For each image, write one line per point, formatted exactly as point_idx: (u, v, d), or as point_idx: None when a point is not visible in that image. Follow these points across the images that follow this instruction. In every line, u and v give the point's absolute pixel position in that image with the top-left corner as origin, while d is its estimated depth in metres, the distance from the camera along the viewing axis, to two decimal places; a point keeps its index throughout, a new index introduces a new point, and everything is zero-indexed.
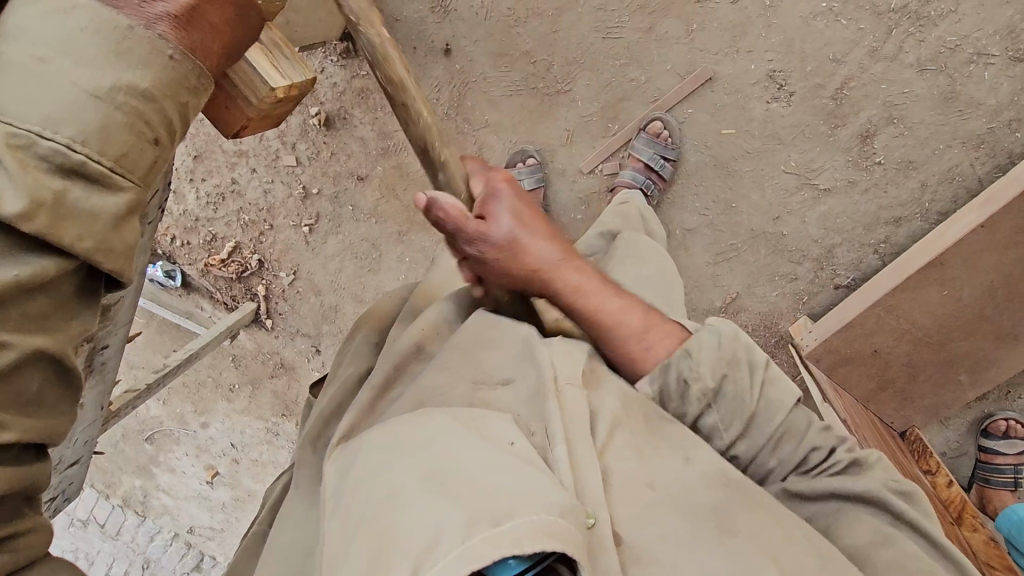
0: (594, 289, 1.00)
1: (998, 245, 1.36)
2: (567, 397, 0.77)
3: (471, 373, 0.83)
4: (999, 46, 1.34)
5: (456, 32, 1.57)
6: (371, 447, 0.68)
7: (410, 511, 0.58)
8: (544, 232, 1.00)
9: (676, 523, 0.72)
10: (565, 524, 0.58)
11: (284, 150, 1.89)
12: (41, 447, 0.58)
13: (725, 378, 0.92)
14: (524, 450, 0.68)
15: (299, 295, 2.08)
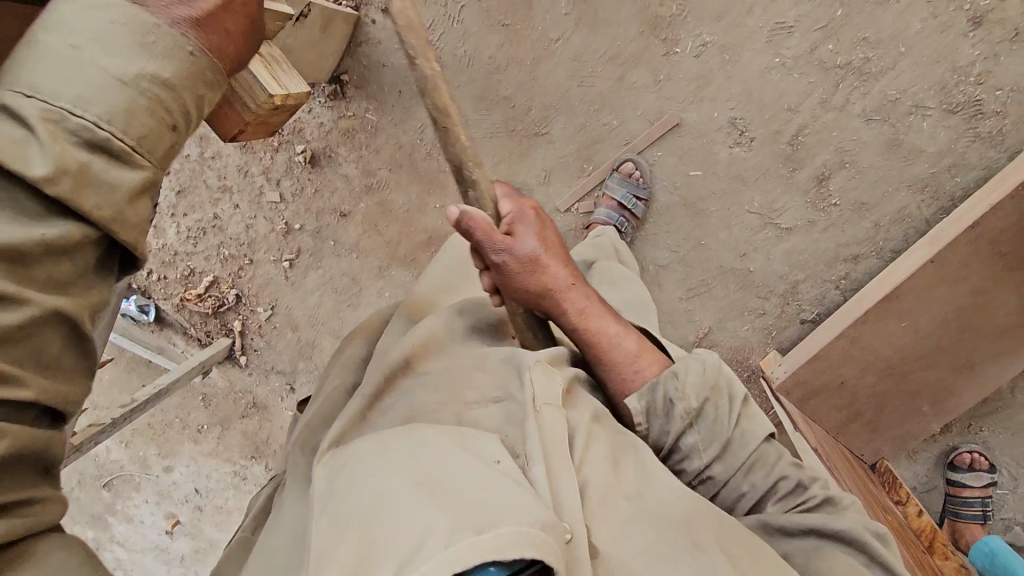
0: (602, 315, 1.04)
1: (947, 279, 1.45)
2: (546, 416, 0.76)
3: (461, 396, 0.84)
4: (934, 100, 1.43)
5: (439, 77, 1.65)
6: (359, 456, 0.68)
7: (393, 517, 0.58)
8: (563, 257, 1.05)
9: (652, 538, 0.73)
10: (547, 540, 0.57)
11: (267, 187, 1.92)
12: (56, 417, 0.61)
13: (708, 400, 0.95)
14: (510, 468, 0.67)
15: (276, 331, 2.08)
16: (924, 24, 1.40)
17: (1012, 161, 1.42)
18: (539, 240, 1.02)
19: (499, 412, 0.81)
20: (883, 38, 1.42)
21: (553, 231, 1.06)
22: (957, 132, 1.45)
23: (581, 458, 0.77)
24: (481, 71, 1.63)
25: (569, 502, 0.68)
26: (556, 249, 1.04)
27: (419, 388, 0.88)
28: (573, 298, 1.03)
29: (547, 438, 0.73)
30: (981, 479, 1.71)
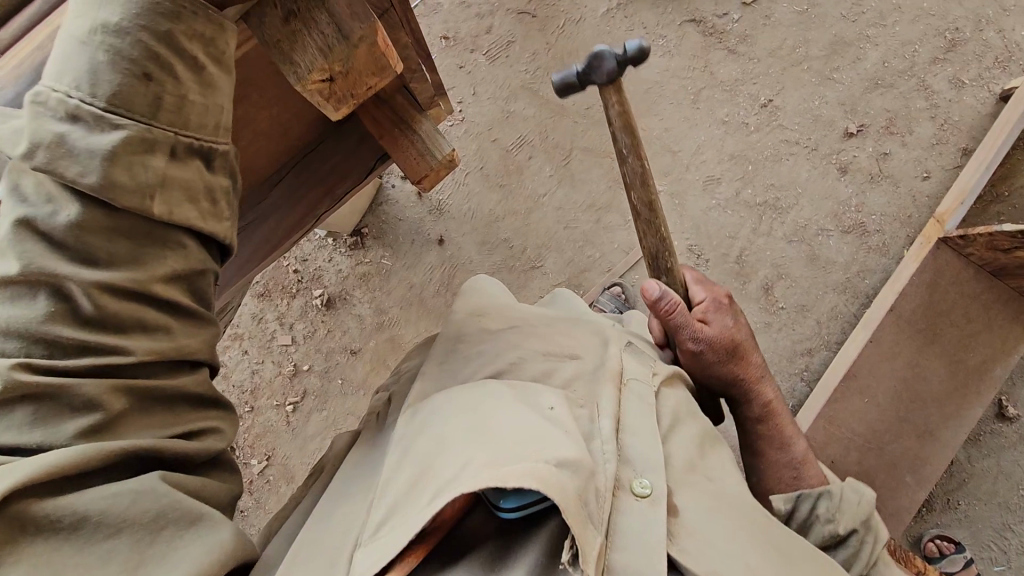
0: (785, 411, 1.16)
1: (886, 355, 1.73)
2: (631, 389, 0.91)
3: (546, 347, 0.98)
4: (833, 224, 1.88)
5: (448, 228, 1.99)
6: (436, 402, 0.85)
7: (449, 455, 0.74)
8: (755, 350, 1.15)
9: (728, 522, 0.82)
10: (558, 484, 0.68)
11: (280, 331, 2.04)
12: (197, 363, 0.69)
13: (858, 533, 1.02)
14: (559, 414, 0.82)
15: (269, 485, 1.98)
16: (810, 173, 1.88)
17: (900, 262, 1.81)
18: (736, 332, 1.11)
19: (577, 367, 0.95)
20: (785, 183, 1.89)
21: (745, 328, 1.14)
22: (854, 247, 1.87)
23: (669, 434, 0.90)
24: (483, 222, 1.97)
25: (646, 459, 0.83)
26: (749, 346, 1.13)
27: (501, 342, 0.98)
28: (762, 388, 1.14)
29: (631, 407, 0.88)
30: (956, 563, 1.83)
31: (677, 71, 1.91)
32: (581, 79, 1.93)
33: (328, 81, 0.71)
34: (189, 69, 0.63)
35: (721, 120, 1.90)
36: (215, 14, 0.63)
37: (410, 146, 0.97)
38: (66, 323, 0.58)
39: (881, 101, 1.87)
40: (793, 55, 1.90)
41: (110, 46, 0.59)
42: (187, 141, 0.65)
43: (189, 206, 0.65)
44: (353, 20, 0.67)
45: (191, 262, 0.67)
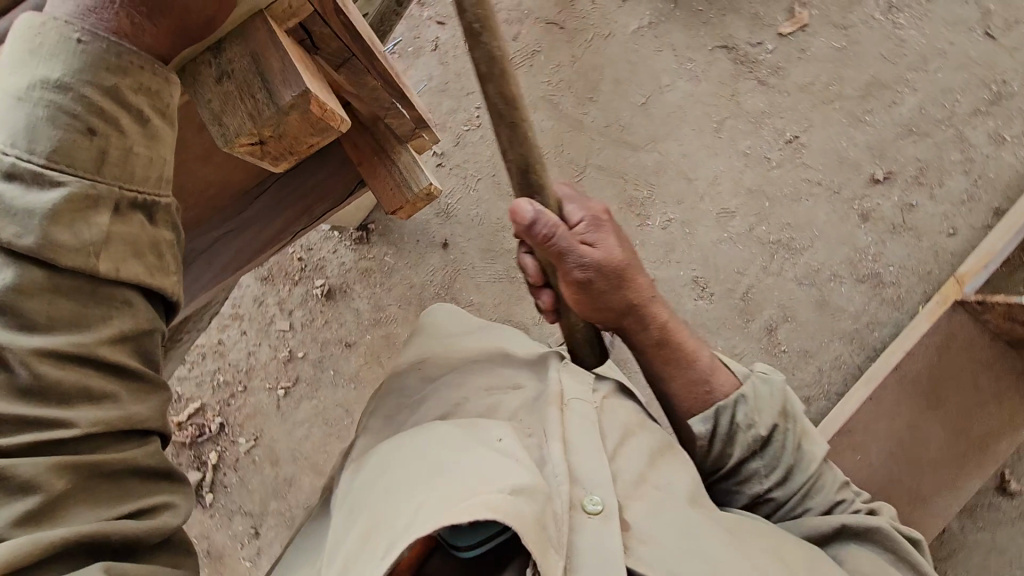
0: (679, 329, 1.16)
1: (886, 415, 1.63)
2: (573, 407, 0.97)
3: (486, 380, 1.08)
4: (848, 271, 1.80)
5: (454, 232, 1.98)
6: (388, 446, 0.90)
7: (406, 497, 0.79)
8: (641, 270, 1.11)
9: (675, 515, 0.91)
10: (516, 508, 0.76)
11: (279, 316, 2.06)
12: (145, 433, 0.76)
13: (776, 429, 1.11)
14: (507, 446, 0.86)
15: (253, 465, 2.01)
16: (829, 216, 1.82)
17: (912, 320, 1.74)
18: (618, 247, 1.07)
19: (519, 397, 1.04)
20: (802, 223, 1.82)
21: (625, 239, 1.11)
22: (867, 297, 1.80)
23: (617, 448, 0.97)
24: (490, 230, 1.96)
25: (595, 479, 0.89)
26: (633, 259, 1.10)
27: (440, 386, 1.08)
28: (654, 308, 1.13)
29: (574, 428, 0.95)
30: None
31: (702, 97, 1.86)
32: (603, 95, 1.89)
33: (258, 144, 0.72)
34: (134, 122, 0.69)
35: (742, 152, 1.84)
36: (160, 67, 0.69)
37: (381, 171, 0.98)
38: (9, 397, 0.65)
39: (913, 149, 1.80)
40: (825, 93, 1.83)
41: (53, 101, 0.65)
42: (130, 195, 0.70)
43: (134, 261, 0.71)
44: (285, 88, 0.68)
45: (138, 319, 0.73)
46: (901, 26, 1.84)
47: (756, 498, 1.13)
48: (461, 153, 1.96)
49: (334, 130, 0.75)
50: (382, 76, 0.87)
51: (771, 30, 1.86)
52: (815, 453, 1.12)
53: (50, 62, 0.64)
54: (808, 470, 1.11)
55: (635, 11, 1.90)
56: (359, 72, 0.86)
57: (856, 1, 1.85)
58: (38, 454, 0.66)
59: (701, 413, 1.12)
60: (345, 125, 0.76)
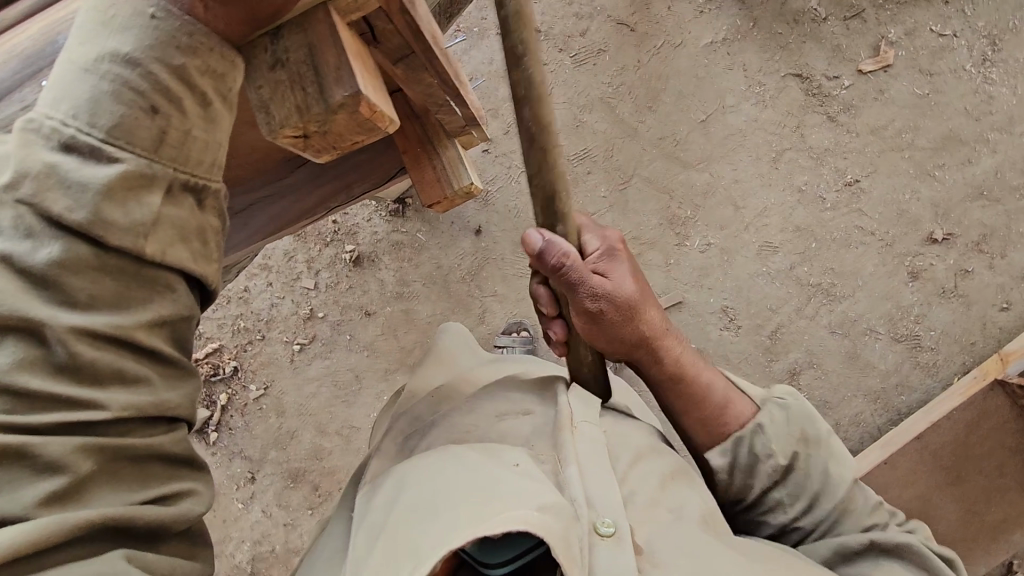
0: (693, 364, 1.14)
1: (899, 481, 1.57)
2: (582, 430, 0.98)
3: (497, 407, 1.09)
4: (885, 328, 1.73)
5: (489, 220, 1.97)
6: (409, 467, 0.90)
7: (426, 517, 0.77)
8: (650, 304, 1.11)
9: (683, 530, 0.91)
10: (537, 524, 0.74)
11: (305, 274, 2.09)
12: (172, 420, 0.68)
13: (796, 456, 1.06)
14: (525, 468, 0.88)
15: (260, 413, 2.07)
16: (876, 268, 1.74)
17: (944, 390, 1.67)
18: (631, 283, 1.07)
19: (531, 423, 1.05)
20: (845, 270, 1.75)
21: (638, 275, 1.11)
22: (900, 358, 1.72)
23: (625, 472, 0.97)
24: (525, 225, 1.94)
25: (605, 500, 0.88)
26: (646, 292, 1.11)
27: (454, 411, 1.10)
28: (668, 343, 1.12)
29: (583, 450, 0.95)
30: None
31: (765, 124, 1.79)
32: (663, 106, 1.83)
33: (303, 138, 0.66)
34: (197, 103, 0.62)
35: (796, 188, 1.77)
36: (226, 50, 0.62)
37: (427, 165, 0.97)
38: (37, 371, 0.58)
39: (979, 213, 1.70)
40: (896, 139, 1.75)
41: (119, 76, 0.58)
42: (184, 176, 0.63)
43: (182, 246, 0.64)
44: (337, 86, 0.62)
45: (179, 306, 0.66)
46: (991, 82, 1.73)
47: (782, 528, 1.08)
48: (509, 142, 1.94)
49: (383, 130, 0.69)
50: (443, 77, 0.81)
51: (851, 65, 1.78)
52: (843, 470, 1.07)
53: (123, 34, 0.58)
54: (837, 495, 1.05)
55: (711, 25, 1.83)
56: (419, 69, 0.82)
57: (947, 48, 1.75)
58: (68, 434, 0.59)
59: (717, 444, 1.10)
60: (396, 127, 0.71)
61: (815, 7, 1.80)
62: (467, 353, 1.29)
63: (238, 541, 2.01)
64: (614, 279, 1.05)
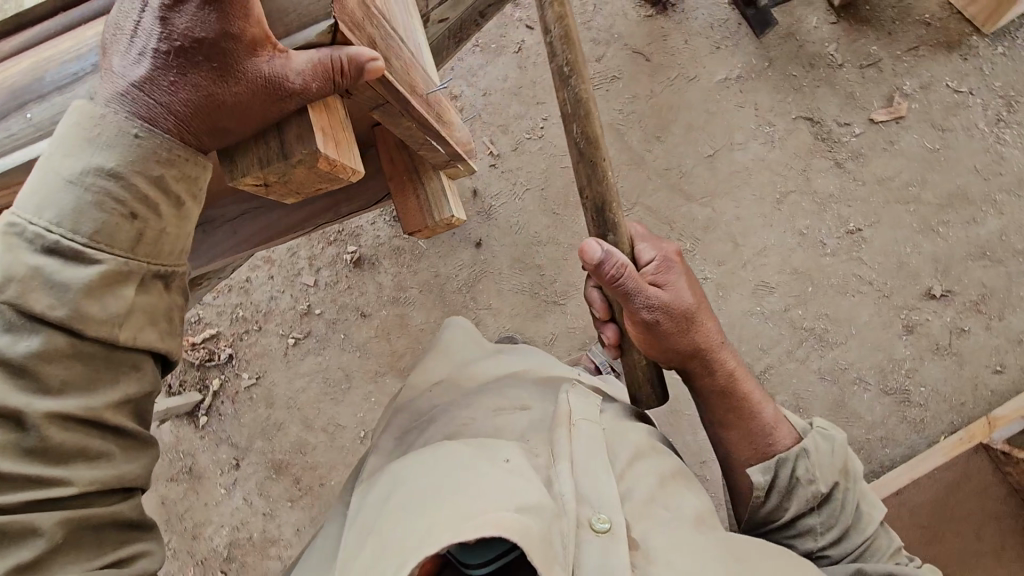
0: (746, 378, 1.10)
1: None
2: (579, 429, 0.90)
3: (493, 405, 1.01)
4: (877, 379, 1.70)
5: (490, 234, 1.98)
6: (396, 465, 0.83)
7: (410, 517, 0.69)
8: (709, 316, 1.07)
9: (683, 533, 0.84)
10: (525, 527, 0.67)
11: (306, 270, 2.12)
12: (130, 490, 0.68)
13: (836, 486, 1.04)
14: (518, 464, 0.79)
15: (250, 402, 2.09)
16: (871, 318, 1.73)
17: (929, 447, 1.64)
18: (688, 291, 1.03)
19: (527, 418, 0.97)
20: (840, 317, 1.74)
21: (693, 281, 1.07)
22: (889, 411, 1.70)
23: (624, 470, 0.90)
24: (525, 241, 1.96)
25: (601, 498, 0.82)
26: (702, 299, 1.06)
27: (450, 408, 1.02)
28: (723, 356, 1.08)
29: (581, 447, 0.87)
30: None
31: (772, 164, 1.80)
32: (672, 136, 1.84)
33: (263, 185, 0.68)
34: (171, 205, 0.65)
35: (798, 230, 1.77)
36: (201, 157, 0.65)
37: (410, 194, 1.00)
38: (9, 454, 0.60)
39: (979, 273, 1.70)
40: (902, 192, 1.74)
41: (103, 187, 0.61)
42: (157, 269, 0.66)
43: (150, 329, 0.66)
44: (298, 143, 0.63)
45: (145, 386, 0.68)
46: (1003, 143, 1.73)
47: (807, 555, 1.04)
48: (517, 159, 1.96)
49: (345, 178, 0.69)
50: (422, 121, 0.82)
51: (863, 113, 1.78)
52: (875, 514, 1.05)
53: (104, 149, 0.60)
54: (866, 528, 1.03)
55: (727, 61, 1.85)
56: (398, 115, 0.80)
57: (961, 105, 1.75)
58: (37, 511, 0.61)
59: (760, 461, 1.06)
60: (359, 176, 0.71)
61: (832, 52, 1.81)
62: (470, 344, 1.20)
63: (216, 526, 2.04)
64: (670, 288, 1.02)
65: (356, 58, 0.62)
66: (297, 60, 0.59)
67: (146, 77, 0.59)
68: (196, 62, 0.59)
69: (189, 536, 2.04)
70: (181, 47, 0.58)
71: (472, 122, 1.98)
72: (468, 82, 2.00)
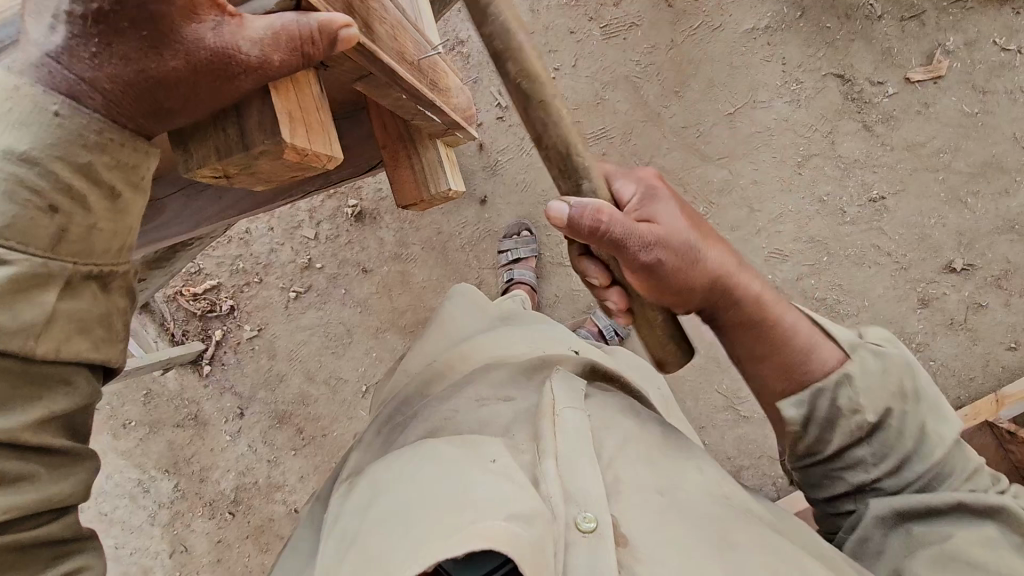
0: (774, 303, 0.89)
1: None
2: (565, 418, 0.80)
3: (478, 392, 0.94)
4: None
5: (495, 190, 1.91)
6: (377, 472, 0.77)
7: (382, 537, 0.62)
8: (711, 235, 0.87)
9: (681, 528, 0.73)
10: (511, 534, 0.59)
11: (307, 223, 2.07)
12: (59, 510, 0.61)
13: (889, 412, 0.83)
14: (504, 466, 0.72)
15: (252, 352, 2.09)
16: (886, 291, 1.67)
17: None
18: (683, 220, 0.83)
19: (511, 410, 0.88)
20: (853, 288, 1.68)
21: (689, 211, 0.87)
22: None
23: (612, 459, 0.80)
24: (531, 199, 1.88)
25: (589, 489, 0.72)
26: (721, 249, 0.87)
27: (443, 397, 0.97)
28: (745, 283, 0.87)
29: (565, 439, 0.77)
30: None
31: (796, 126, 1.70)
32: (690, 93, 1.74)
33: (223, 177, 0.64)
34: (103, 197, 0.58)
35: (818, 197, 1.69)
36: (141, 142, 0.59)
37: (404, 164, 0.94)
38: None
39: (1005, 247, 1.63)
40: (932, 158, 1.65)
41: (11, 173, 0.53)
42: (86, 270, 0.59)
43: (79, 338, 0.60)
44: (259, 132, 0.59)
45: (77, 397, 0.61)
46: None
47: (858, 487, 0.87)
48: None
49: (319, 167, 0.67)
50: (414, 92, 0.77)
51: (899, 71, 1.66)
52: (944, 429, 0.84)
53: (17, 128, 0.53)
54: (931, 458, 0.83)
55: (756, 10, 1.71)
56: (383, 86, 0.75)
57: (1006, 65, 1.62)
58: None
59: (791, 393, 0.87)
60: (336, 163, 0.69)
61: (872, 3, 1.67)
62: (469, 324, 1.20)
63: (221, 471, 2.08)
64: (657, 219, 0.81)
65: (326, 25, 0.56)
66: (252, 27, 0.54)
67: (61, 45, 0.52)
68: (121, 27, 0.51)
69: (197, 478, 2.09)
70: (100, 11, 0.49)
71: (479, 71, 1.88)
72: (475, 26, 1.88)
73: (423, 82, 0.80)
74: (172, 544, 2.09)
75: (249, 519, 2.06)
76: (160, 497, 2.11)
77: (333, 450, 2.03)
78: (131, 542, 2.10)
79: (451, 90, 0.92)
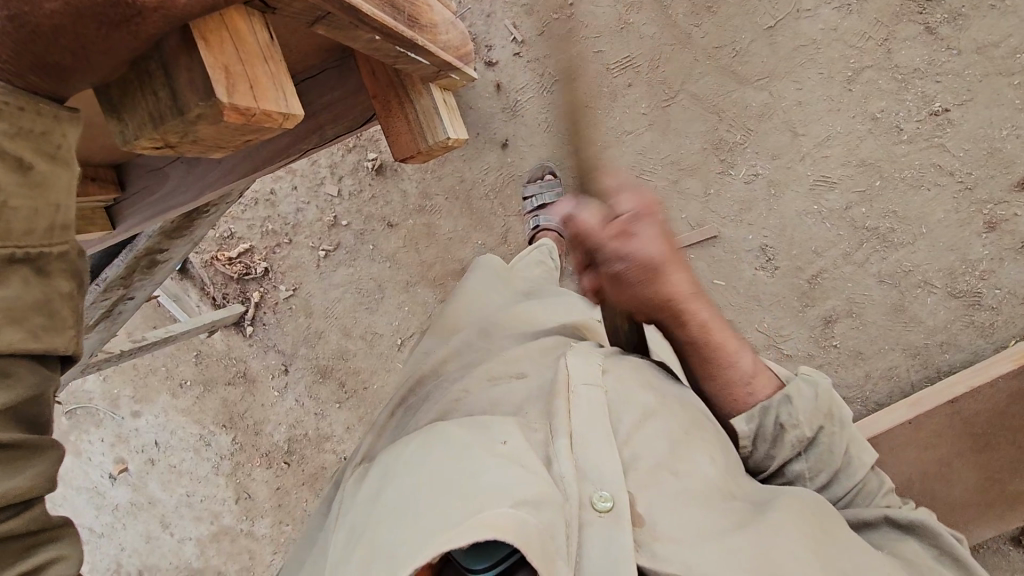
0: (723, 330, 0.96)
1: (922, 444, 1.45)
2: (580, 394, 0.78)
3: (492, 372, 0.93)
4: (943, 282, 1.54)
5: (517, 133, 1.82)
6: (386, 459, 0.76)
7: (390, 530, 0.62)
8: (682, 262, 0.93)
9: (700, 513, 0.70)
10: (517, 523, 0.58)
11: (329, 180, 2.05)
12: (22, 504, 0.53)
13: (821, 430, 0.90)
14: (515, 447, 0.70)
15: (289, 312, 2.14)
16: (947, 216, 1.53)
17: (994, 354, 1.51)
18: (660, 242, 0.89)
19: (522, 390, 0.86)
20: (910, 214, 1.54)
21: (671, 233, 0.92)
22: (954, 314, 1.55)
23: (629, 434, 0.76)
24: (555, 140, 1.79)
25: (603, 467, 0.69)
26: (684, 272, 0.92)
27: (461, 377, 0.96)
28: (697, 311, 0.93)
29: (579, 415, 0.74)
30: None
31: (846, 35, 1.53)
32: (724, 8, 1.58)
33: (166, 147, 0.61)
34: (11, 170, 0.50)
35: (870, 115, 1.54)
36: (50, 108, 0.53)
37: (397, 114, 0.94)
38: None
39: None
40: (1005, 61, 1.46)
41: None
42: (7, 250, 0.50)
43: (9, 328, 0.50)
44: (192, 92, 0.55)
45: (16, 392, 0.51)
46: None
47: None
48: (544, 46, 1.74)
49: (275, 126, 0.64)
50: (388, 32, 0.73)
51: None
52: (864, 454, 0.91)
53: None
54: (855, 475, 0.90)
55: None
56: (352, 26, 0.69)
57: None
58: None
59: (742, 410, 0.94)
60: (296, 120, 0.66)
61: None
62: (495, 296, 1.18)
63: (273, 424, 2.18)
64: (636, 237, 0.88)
65: None
66: None
67: None
68: None
69: (252, 432, 2.21)
70: None
71: (492, 4, 1.76)
72: None
73: (400, 22, 0.76)
74: (236, 491, 2.23)
75: (303, 468, 2.17)
76: (221, 450, 2.24)
77: (374, 401, 2.09)
78: (200, 490, 2.26)
79: (435, 23, 0.86)
